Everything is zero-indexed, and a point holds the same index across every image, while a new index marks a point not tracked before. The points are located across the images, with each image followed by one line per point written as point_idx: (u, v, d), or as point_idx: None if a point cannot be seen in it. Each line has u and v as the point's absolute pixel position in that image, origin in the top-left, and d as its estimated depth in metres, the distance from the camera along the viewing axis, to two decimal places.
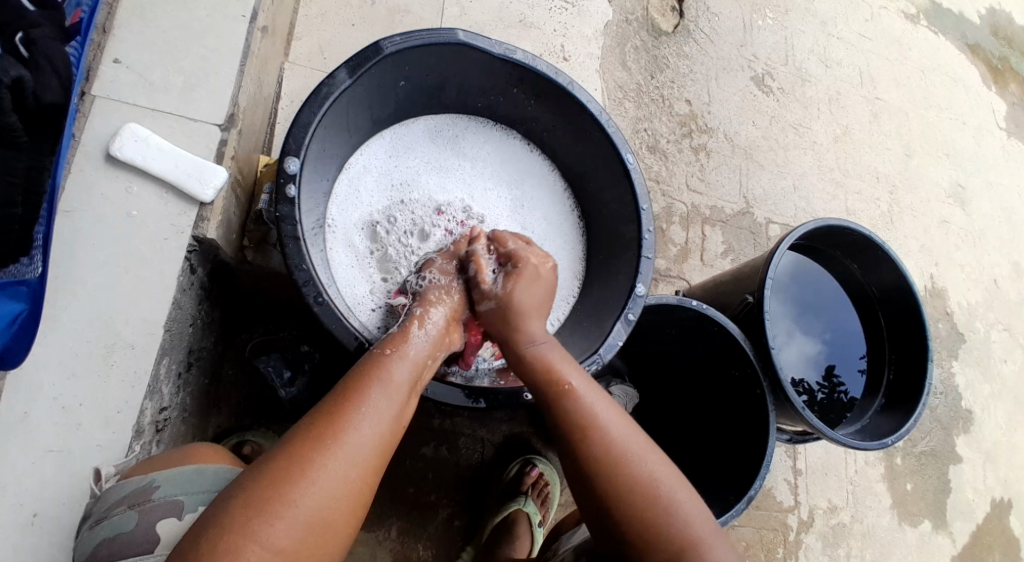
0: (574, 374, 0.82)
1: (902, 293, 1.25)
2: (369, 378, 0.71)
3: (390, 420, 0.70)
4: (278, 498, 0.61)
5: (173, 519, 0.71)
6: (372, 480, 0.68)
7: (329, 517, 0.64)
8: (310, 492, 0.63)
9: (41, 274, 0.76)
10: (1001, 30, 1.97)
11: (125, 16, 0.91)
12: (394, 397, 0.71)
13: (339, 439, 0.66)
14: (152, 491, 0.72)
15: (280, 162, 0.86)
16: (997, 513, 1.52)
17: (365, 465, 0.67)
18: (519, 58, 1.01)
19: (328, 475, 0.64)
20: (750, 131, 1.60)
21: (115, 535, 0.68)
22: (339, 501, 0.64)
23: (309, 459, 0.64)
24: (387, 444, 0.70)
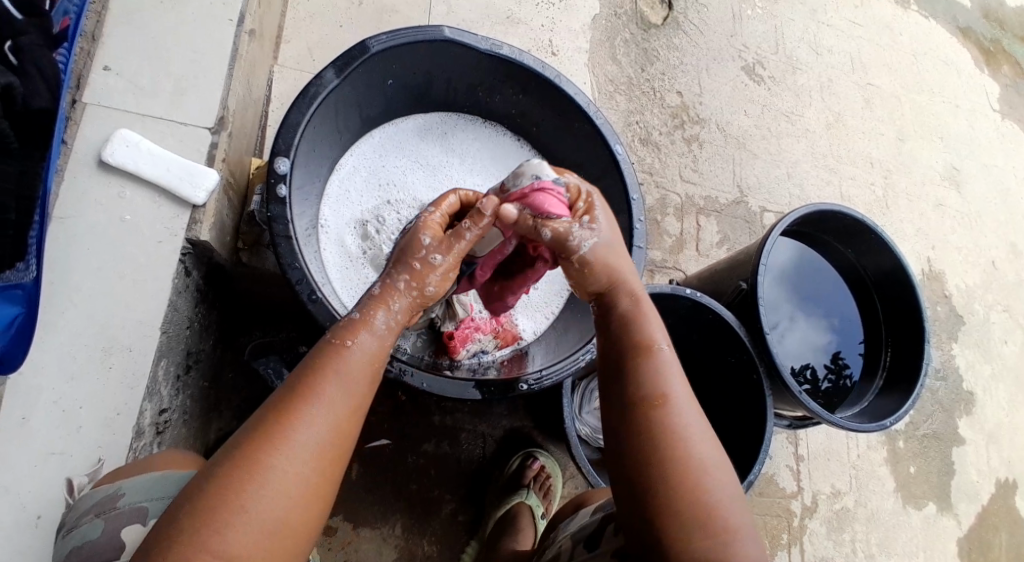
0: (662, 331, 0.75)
1: (897, 277, 1.25)
2: (328, 366, 0.65)
3: (349, 413, 0.64)
4: (229, 504, 0.57)
5: (137, 526, 0.68)
6: (333, 479, 0.63)
7: (284, 521, 0.59)
8: (262, 496, 0.58)
9: (35, 277, 0.76)
10: (992, 12, 1.97)
11: (113, 23, 0.92)
12: (350, 383, 0.65)
13: (291, 437, 0.60)
14: (118, 499, 0.70)
15: (270, 163, 0.86)
16: (1002, 493, 1.52)
17: (322, 463, 0.62)
18: (506, 53, 1.02)
19: (280, 476, 0.59)
20: (742, 120, 1.60)
21: (82, 543, 0.67)
22: (295, 500, 0.59)
23: (260, 459, 0.59)
24: (347, 438, 0.64)
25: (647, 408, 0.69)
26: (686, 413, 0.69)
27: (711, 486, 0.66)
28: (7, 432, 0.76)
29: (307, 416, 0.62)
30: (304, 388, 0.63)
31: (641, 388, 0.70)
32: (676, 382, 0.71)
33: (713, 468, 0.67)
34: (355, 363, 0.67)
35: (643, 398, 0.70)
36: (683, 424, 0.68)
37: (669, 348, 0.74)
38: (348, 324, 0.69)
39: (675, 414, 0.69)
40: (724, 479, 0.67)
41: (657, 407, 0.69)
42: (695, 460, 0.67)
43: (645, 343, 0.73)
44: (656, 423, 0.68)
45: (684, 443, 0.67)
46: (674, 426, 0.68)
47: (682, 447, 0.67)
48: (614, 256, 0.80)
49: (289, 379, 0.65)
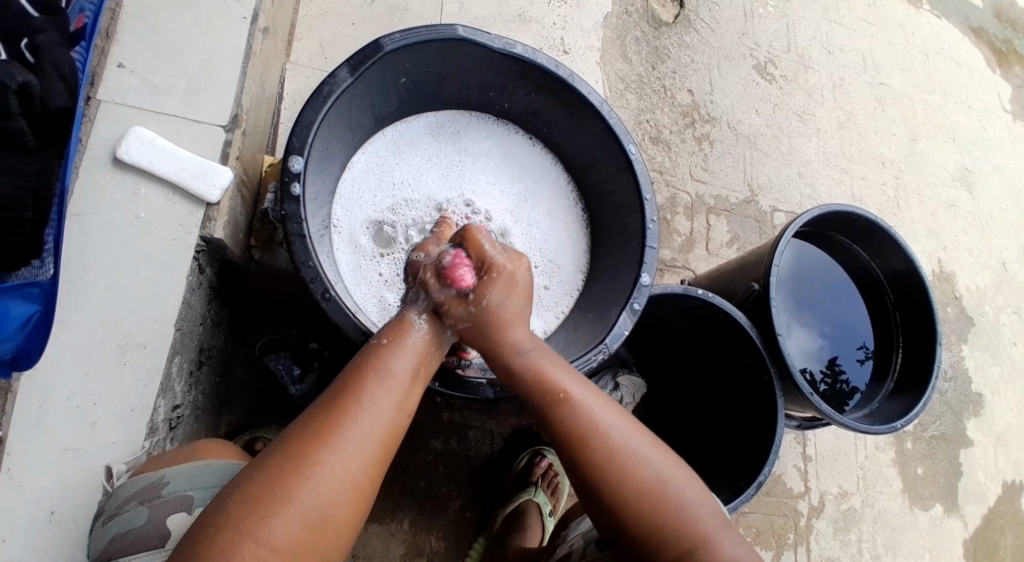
0: (573, 382, 0.79)
1: (910, 279, 1.25)
2: (370, 369, 0.71)
3: (393, 417, 0.69)
4: (276, 500, 0.61)
5: (182, 515, 0.70)
6: (374, 478, 0.67)
7: (326, 516, 0.63)
8: (308, 490, 0.62)
9: (52, 275, 0.76)
10: (1005, 11, 1.95)
11: (128, 21, 0.92)
12: (393, 386, 0.71)
13: (337, 436, 0.65)
14: (161, 488, 0.72)
15: (284, 161, 0.87)
16: (1010, 496, 1.51)
17: (370, 461, 0.67)
18: (519, 52, 1.01)
19: (325, 472, 0.63)
20: (753, 119, 1.60)
21: (127, 530, 0.68)
22: (339, 496, 0.64)
23: (307, 460, 0.63)
24: (388, 441, 0.69)
25: (582, 452, 0.75)
26: (626, 439, 0.76)
27: (668, 489, 0.74)
28: (28, 428, 0.77)
29: (354, 416, 0.67)
30: (350, 391, 0.69)
31: (569, 437, 0.76)
32: (601, 419, 0.77)
33: (666, 478, 0.75)
34: (397, 371, 0.72)
35: (576, 443, 0.76)
36: (624, 447, 0.75)
37: (581, 392, 0.78)
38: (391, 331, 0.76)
39: (608, 450, 0.75)
40: (680, 479, 0.75)
41: (589, 450, 0.75)
42: (649, 481, 0.74)
43: (558, 398, 0.77)
44: (595, 461, 0.75)
45: (633, 479, 0.74)
46: (619, 463, 0.74)
47: (629, 474, 0.74)
48: (498, 330, 0.79)
49: (333, 387, 0.70)
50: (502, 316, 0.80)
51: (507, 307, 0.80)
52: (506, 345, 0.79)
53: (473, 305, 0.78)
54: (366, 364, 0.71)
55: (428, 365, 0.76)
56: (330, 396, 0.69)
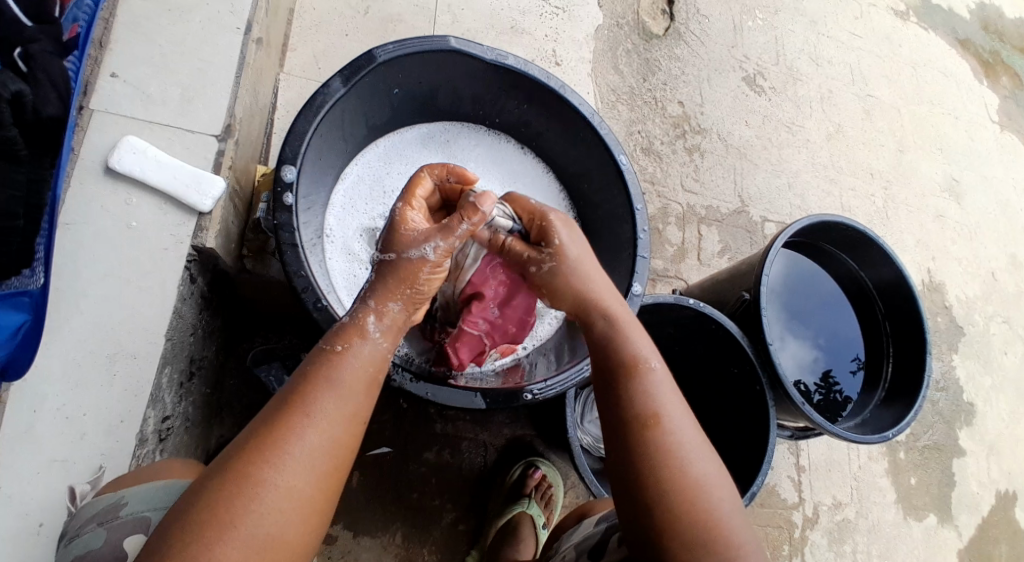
0: (650, 351, 0.75)
1: (899, 287, 1.26)
2: (323, 375, 0.65)
3: (346, 426, 0.65)
4: (223, 520, 0.58)
5: (140, 536, 0.68)
6: (328, 492, 0.63)
7: (281, 531, 0.60)
8: (255, 506, 0.59)
9: (43, 284, 0.75)
10: (991, 24, 1.98)
11: (122, 31, 0.93)
12: (343, 392, 0.66)
13: (284, 446, 0.61)
14: (120, 508, 0.70)
15: (276, 171, 0.87)
16: (1002, 505, 1.52)
17: (319, 475, 0.63)
18: (511, 63, 1.02)
19: (273, 488, 0.60)
20: (743, 130, 1.61)
21: (85, 552, 0.68)
22: (289, 512, 0.60)
23: (252, 474, 0.60)
24: (341, 450, 0.64)
25: (645, 435, 0.70)
26: (677, 430, 0.70)
27: (704, 493, 0.68)
28: (13, 440, 0.76)
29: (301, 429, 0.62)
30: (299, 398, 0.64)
31: (636, 416, 0.71)
32: (668, 403, 0.72)
33: (713, 484, 0.69)
34: (348, 376, 0.66)
35: (640, 423, 0.70)
36: (679, 440, 0.70)
37: (660, 368, 0.74)
38: (342, 331, 0.69)
39: (670, 439, 0.69)
40: (719, 490, 0.69)
41: (650, 432, 0.70)
42: (687, 482, 0.68)
43: (633, 368, 0.73)
44: (654, 445, 0.69)
45: (680, 467, 0.68)
46: (673, 448, 0.69)
47: (683, 467, 0.68)
48: (575, 276, 0.80)
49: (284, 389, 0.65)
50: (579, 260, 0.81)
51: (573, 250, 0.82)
52: (595, 299, 0.79)
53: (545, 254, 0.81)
54: (319, 368, 0.66)
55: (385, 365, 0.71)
56: (279, 404, 0.64)
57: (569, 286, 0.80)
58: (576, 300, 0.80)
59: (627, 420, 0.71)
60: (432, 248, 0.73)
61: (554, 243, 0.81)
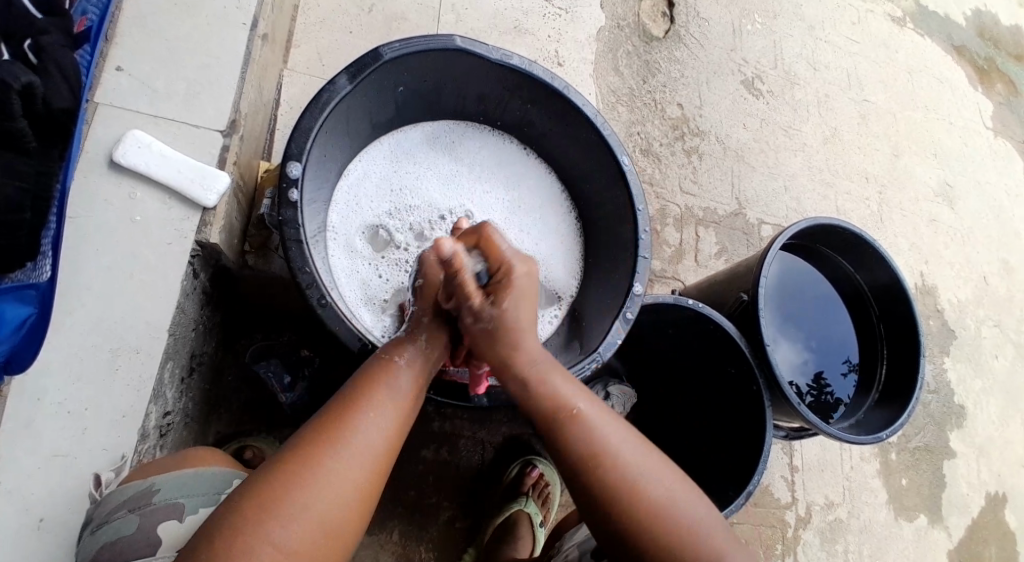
0: (579, 397, 0.77)
1: (894, 290, 1.27)
2: (380, 380, 0.73)
3: (397, 426, 0.71)
4: (288, 500, 0.62)
5: (173, 523, 0.69)
6: (376, 487, 0.68)
7: (336, 518, 0.64)
8: (319, 492, 0.63)
9: (49, 277, 0.75)
10: (986, 31, 2.01)
11: (128, 24, 0.93)
12: (397, 396, 0.73)
13: (347, 439, 0.67)
14: (151, 494, 0.71)
15: (282, 167, 0.87)
16: (992, 506, 1.54)
17: (375, 467, 0.68)
18: (516, 63, 1.03)
19: (337, 475, 0.65)
20: (741, 133, 1.63)
21: (116, 538, 0.67)
22: (347, 501, 0.64)
23: (318, 463, 0.64)
24: (393, 448, 0.70)
25: (592, 472, 0.73)
26: (627, 455, 0.74)
27: (672, 505, 0.72)
28: (14, 431, 0.76)
29: (359, 423, 0.68)
30: (354, 397, 0.71)
31: (579, 456, 0.74)
32: (610, 433, 0.75)
33: (674, 497, 0.73)
34: (398, 381, 0.74)
35: (584, 463, 0.73)
36: (634, 464, 0.73)
37: (589, 410, 0.77)
38: (396, 346, 0.78)
39: (623, 467, 0.73)
40: (685, 499, 0.73)
41: (596, 467, 0.73)
42: (651, 498, 0.72)
43: (563, 415, 0.76)
44: (605, 479, 0.72)
45: (634, 493, 0.72)
46: (622, 478, 0.72)
47: (637, 490, 0.72)
48: (511, 336, 0.79)
49: (342, 394, 0.72)
50: (516, 325, 0.79)
51: (521, 312, 0.80)
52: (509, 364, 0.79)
53: (491, 306, 0.78)
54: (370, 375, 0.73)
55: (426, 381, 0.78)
56: (340, 403, 0.70)
57: (498, 348, 0.79)
58: (504, 357, 0.79)
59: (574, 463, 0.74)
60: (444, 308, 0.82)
61: (498, 307, 0.78)
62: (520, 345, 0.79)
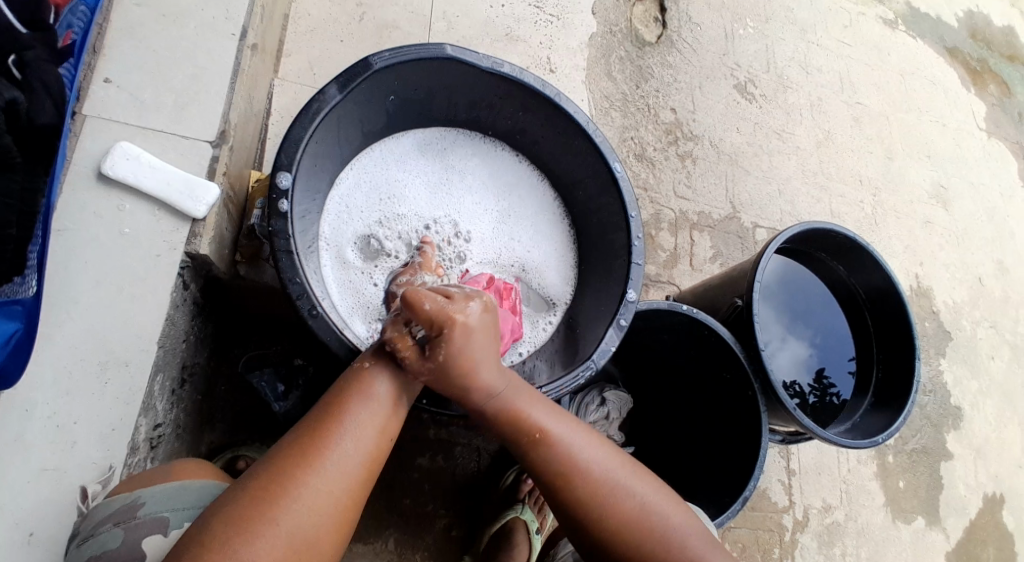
0: (547, 415, 0.78)
1: (889, 296, 1.27)
2: (359, 391, 0.72)
3: (376, 439, 0.71)
4: (262, 518, 0.62)
5: (158, 537, 0.68)
6: (358, 500, 0.68)
7: (312, 534, 0.64)
8: (294, 510, 0.63)
9: (34, 293, 0.75)
10: (978, 33, 2.01)
11: (116, 36, 0.92)
12: (376, 408, 0.72)
13: (324, 456, 0.67)
14: (137, 508, 0.70)
15: (272, 177, 0.87)
16: (991, 508, 1.54)
17: (352, 481, 0.68)
18: (507, 71, 1.03)
19: (314, 492, 0.65)
20: (735, 137, 1.63)
21: (101, 552, 0.67)
22: (323, 516, 0.65)
23: (294, 480, 0.65)
24: (373, 460, 0.70)
25: (564, 490, 0.76)
26: (603, 465, 0.77)
27: (650, 512, 0.76)
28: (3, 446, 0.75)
29: (339, 437, 0.68)
30: (336, 409, 0.70)
31: (551, 473, 0.76)
32: (583, 455, 0.77)
33: (650, 504, 0.77)
34: (378, 392, 0.73)
35: (556, 484, 0.77)
36: (607, 479, 0.77)
37: (559, 429, 0.78)
38: (377, 352, 0.77)
39: (594, 482, 0.76)
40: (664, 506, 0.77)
41: (570, 485, 0.76)
42: (629, 506, 0.76)
43: (535, 434, 0.77)
44: (581, 492, 0.76)
45: (613, 504, 0.76)
46: (599, 489, 0.76)
47: (617, 501, 0.76)
48: (465, 377, 0.73)
49: (319, 406, 0.71)
50: (469, 362, 0.73)
51: (467, 351, 0.73)
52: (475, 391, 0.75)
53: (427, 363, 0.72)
54: (352, 386, 0.73)
55: (412, 388, 0.77)
56: (318, 415, 0.70)
57: (448, 383, 0.74)
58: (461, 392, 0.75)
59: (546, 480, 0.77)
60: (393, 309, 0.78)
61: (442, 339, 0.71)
62: (475, 382, 0.74)
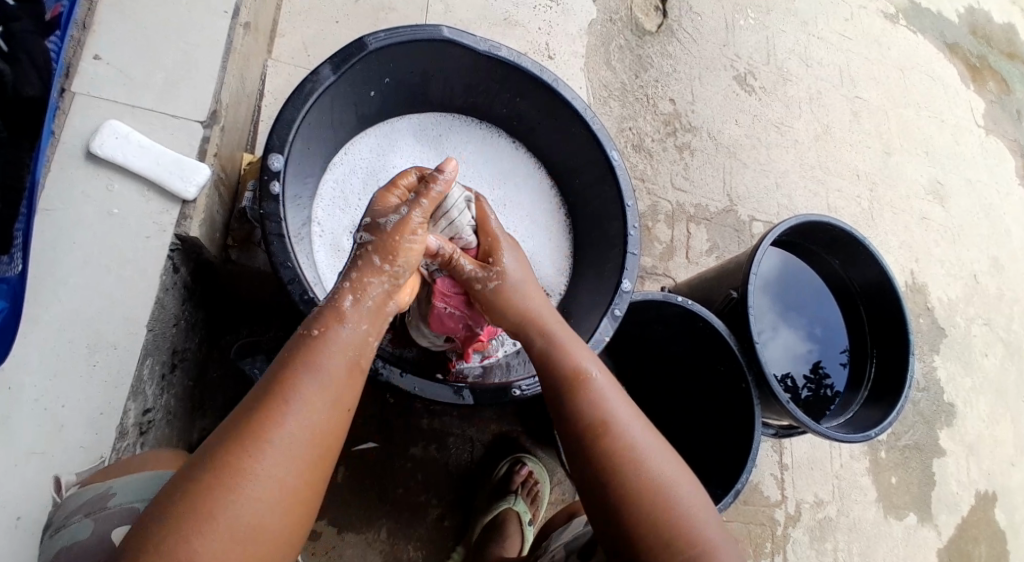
0: (594, 364, 0.78)
1: (884, 290, 1.26)
2: (305, 362, 0.64)
3: (325, 418, 0.63)
4: (202, 515, 0.55)
5: (128, 526, 0.66)
6: (312, 481, 0.61)
7: (262, 527, 0.58)
8: (238, 505, 0.57)
9: (20, 272, 0.74)
10: (979, 29, 2.00)
11: (106, 11, 0.90)
12: (325, 383, 0.64)
13: (266, 439, 0.59)
14: (108, 498, 0.69)
15: (264, 159, 0.85)
16: (981, 505, 1.54)
17: (302, 467, 0.61)
18: (504, 55, 1.01)
19: (259, 482, 0.58)
20: (734, 130, 1.62)
21: (71, 543, 0.65)
22: (273, 506, 0.58)
23: (238, 467, 0.58)
24: (325, 443, 0.63)
25: (598, 441, 0.72)
26: (634, 430, 0.73)
27: (675, 492, 0.70)
28: None
29: (282, 416, 0.61)
30: (282, 385, 0.63)
31: (588, 421, 0.73)
32: (616, 410, 0.75)
33: (677, 480, 0.71)
34: (327, 362, 0.65)
35: (591, 433, 0.73)
36: (636, 445, 0.72)
37: (600, 377, 0.77)
38: (322, 313, 0.68)
39: (626, 440, 0.72)
40: (686, 487, 0.71)
41: (607, 436, 0.72)
42: (655, 477, 0.70)
43: (578, 376, 0.76)
44: (615, 449, 0.71)
45: (643, 466, 0.71)
46: (632, 448, 0.72)
47: (644, 467, 0.71)
48: (518, 297, 0.82)
49: (263, 381, 0.64)
50: (521, 283, 0.83)
51: (518, 270, 0.84)
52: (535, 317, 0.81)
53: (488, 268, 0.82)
54: (300, 361, 0.64)
55: (368, 350, 0.70)
56: (263, 390, 0.62)
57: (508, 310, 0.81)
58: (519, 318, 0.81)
59: (580, 432, 0.73)
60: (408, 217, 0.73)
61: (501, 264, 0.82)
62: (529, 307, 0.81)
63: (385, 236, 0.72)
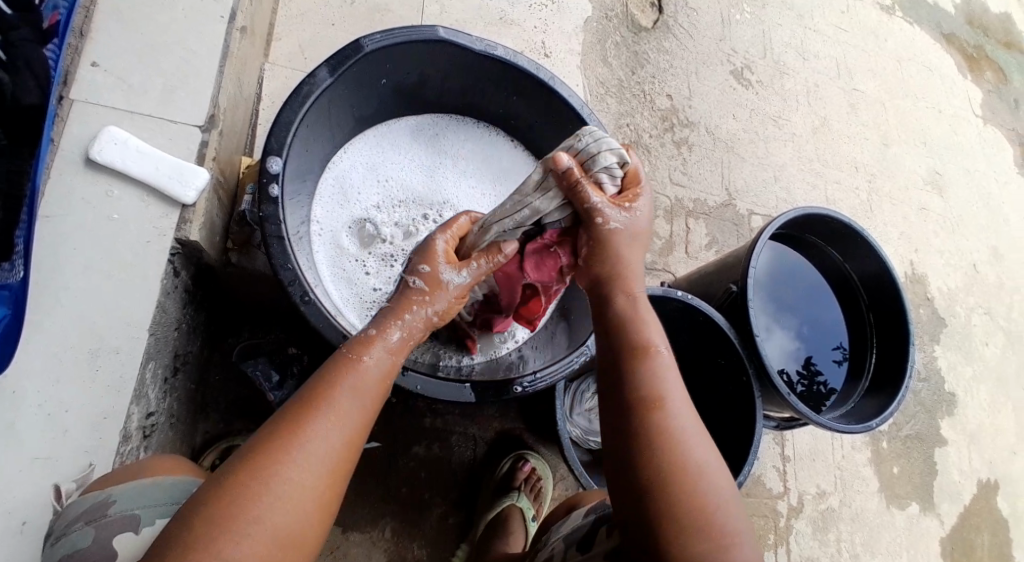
0: (654, 337, 0.72)
1: (883, 282, 1.27)
2: (342, 375, 0.66)
3: (356, 430, 0.64)
4: (233, 515, 0.56)
5: (130, 535, 0.67)
6: (337, 492, 0.62)
7: (289, 532, 0.58)
8: (267, 505, 0.58)
9: (22, 277, 0.75)
10: (976, 19, 2.00)
11: (103, 18, 0.91)
12: (360, 397, 0.66)
13: (298, 443, 0.60)
14: (108, 506, 0.68)
15: (263, 162, 0.86)
16: (984, 493, 1.55)
17: (329, 475, 0.62)
18: (500, 54, 1.01)
19: (287, 484, 0.59)
20: (731, 124, 1.62)
21: (71, 551, 0.66)
22: (300, 512, 0.59)
23: (269, 471, 0.59)
24: (351, 452, 0.64)
25: (645, 420, 0.67)
26: (679, 416, 0.68)
27: (711, 488, 0.65)
28: None
29: (314, 424, 0.62)
30: (316, 394, 0.64)
31: (638, 397, 0.68)
32: (667, 390, 0.69)
33: (714, 473, 0.66)
34: (364, 375, 0.67)
35: (641, 410, 0.67)
36: (681, 431, 0.67)
37: (662, 353, 0.71)
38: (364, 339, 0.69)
39: (669, 424, 0.67)
40: (721, 482, 0.66)
41: (654, 417, 0.67)
42: (694, 466, 0.66)
43: (634, 348, 0.71)
44: (658, 430, 0.66)
45: (684, 453, 0.66)
46: (676, 433, 0.66)
47: (684, 454, 0.66)
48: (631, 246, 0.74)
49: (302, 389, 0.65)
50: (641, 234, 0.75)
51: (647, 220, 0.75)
52: (624, 273, 0.75)
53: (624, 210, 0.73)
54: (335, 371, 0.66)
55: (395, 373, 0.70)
56: (299, 399, 0.64)
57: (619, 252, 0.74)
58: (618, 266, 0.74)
59: (630, 407, 0.68)
60: (461, 279, 0.76)
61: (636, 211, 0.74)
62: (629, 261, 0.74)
63: (434, 291, 0.74)
